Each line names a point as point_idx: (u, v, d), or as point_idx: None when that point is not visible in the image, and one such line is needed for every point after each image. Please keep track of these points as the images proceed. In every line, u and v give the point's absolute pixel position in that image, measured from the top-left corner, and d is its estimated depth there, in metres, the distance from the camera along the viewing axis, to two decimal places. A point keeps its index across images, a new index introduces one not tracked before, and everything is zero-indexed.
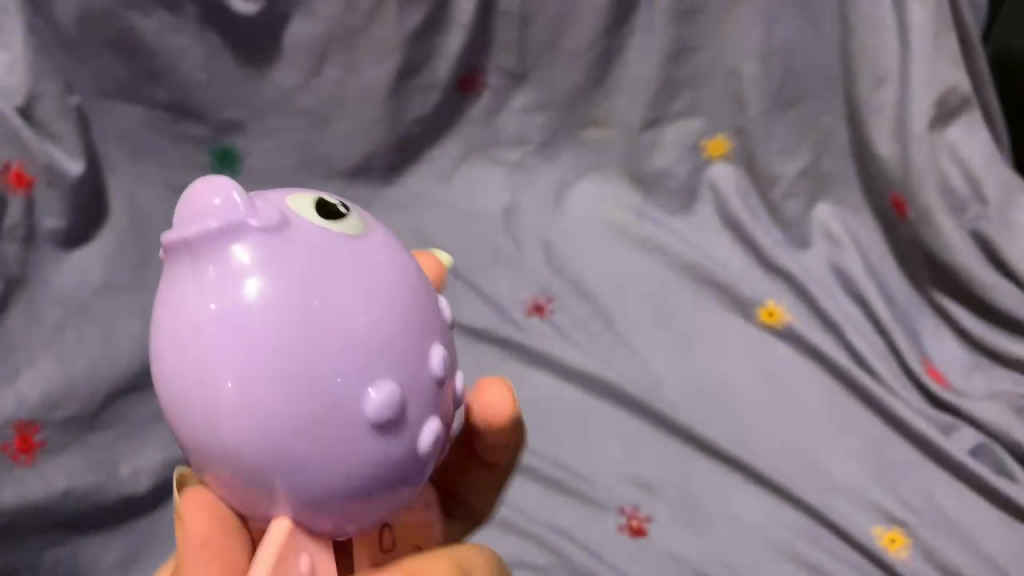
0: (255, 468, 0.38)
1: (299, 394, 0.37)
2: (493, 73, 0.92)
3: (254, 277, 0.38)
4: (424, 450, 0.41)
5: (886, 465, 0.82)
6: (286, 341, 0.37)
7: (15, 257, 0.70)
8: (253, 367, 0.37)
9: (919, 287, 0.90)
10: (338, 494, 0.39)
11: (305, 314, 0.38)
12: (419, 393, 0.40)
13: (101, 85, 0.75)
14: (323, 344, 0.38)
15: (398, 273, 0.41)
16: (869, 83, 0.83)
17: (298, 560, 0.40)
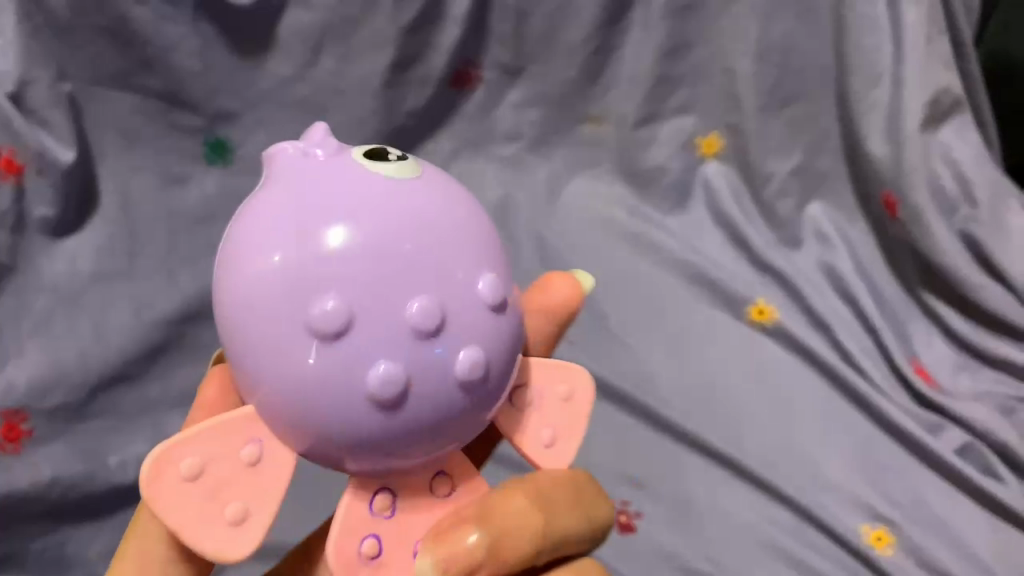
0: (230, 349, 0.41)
1: (260, 286, 0.39)
2: (489, 67, 0.91)
3: (281, 183, 0.42)
4: (372, 390, 0.39)
5: (873, 463, 0.82)
6: (265, 231, 0.40)
7: (4, 243, 0.70)
8: (239, 251, 0.40)
9: (909, 288, 0.90)
10: (281, 401, 0.40)
11: (288, 215, 0.40)
12: (383, 328, 0.39)
13: (95, 72, 0.75)
14: (288, 244, 0.39)
15: (416, 219, 0.40)
16: (863, 82, 0.84)
17: (242, 446, 0.41)
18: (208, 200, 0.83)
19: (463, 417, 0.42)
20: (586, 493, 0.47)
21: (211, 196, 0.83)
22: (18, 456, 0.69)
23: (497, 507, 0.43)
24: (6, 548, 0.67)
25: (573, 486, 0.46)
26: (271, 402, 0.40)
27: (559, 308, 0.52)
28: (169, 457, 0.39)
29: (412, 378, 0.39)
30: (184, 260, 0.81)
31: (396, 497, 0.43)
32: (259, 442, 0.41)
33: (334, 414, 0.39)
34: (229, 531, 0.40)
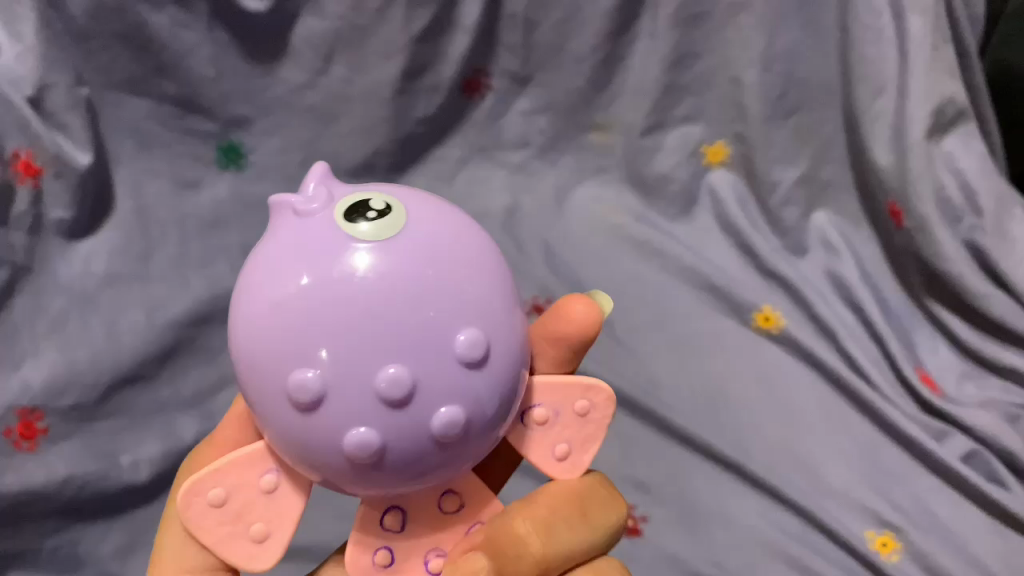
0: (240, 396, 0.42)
1: (247, 352, 0.39)
2: (499, 75, 0.93)
3: (271, 243, 0.41)
4: (348, 454, 0.38)
5: (878, 469, 0.83)
6: (252, 297, 0.40)
7: (21, 244, 0.71)
8: (235, 314, 0.41)
9: (914, 296, 0.91)
10: (280, 451, 0.40)
11: (266, 287, 0.39)
12: (355, 398, 0.38)
13: (111, 77, 0.76)
14: (265, 316, 0.39)
15: (391, 285, 0.38)
16: (867, 93, 0.85)
17: (260, 475, 0.42)
18: (220, 204, 0.85)
19: (455, 466, 0.41)
20: (593, 502, 0.46)
21: (223, 201, 0.85)
22: (34, 453, 0.70)
23: (500, 531, 0.43)
24: (19, 546, 0.68)
25: (581, 502, 0.46)
26: (293, 428, 0.39)
27: (572, 337, 0.47)
28: (197, 487, 0.42)
29: (392, 443, 0.38)
30: (197, 263, 0.82)
31: (406, 515, 0.44)
32: (276, 470, 0.43)
33: (322, 466, 0.39)
34: (251, 548, 0.42)
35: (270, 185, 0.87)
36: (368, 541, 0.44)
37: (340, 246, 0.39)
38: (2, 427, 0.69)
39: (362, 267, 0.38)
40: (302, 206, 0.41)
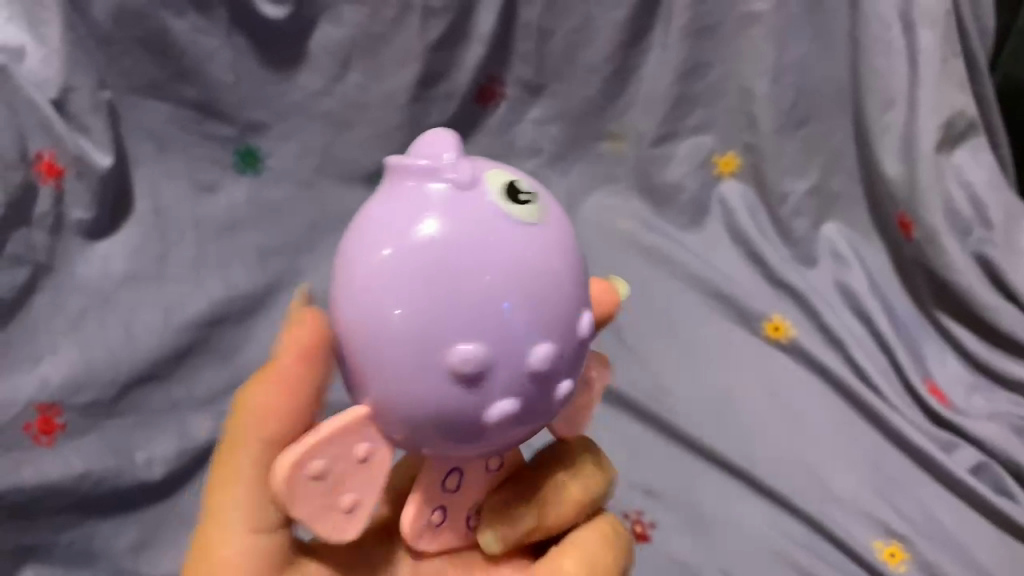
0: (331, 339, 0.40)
1: (371, 299, 0.37)
2: (512, 84, 0.93)
3: (409, 192, 0.39)
4: (491, 428, 0.39)
5: (886, 479, 0.83)
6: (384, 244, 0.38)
7: (42, 243, 0.72)
8: (358, 255, 0.38)
9: (923, 308, 0.91)
10: (402, 423, 0.39)
11: (408, 238, 0.37)
12: (511, 376, 0.38)
13: (133, 81, 0.77)
14: (403, 269, 0.37)
15: (548, 269, 0.39)
16: (877, 105, 0.86)
17: (359, 444, 0.39)
18: (236, 207, 0.86)
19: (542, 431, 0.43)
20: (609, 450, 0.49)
21: (238, 204, 0.86)
22: (52, 448, 0.71)
23: (543, 484, 0.45)
24: (34, 539, 0.69)
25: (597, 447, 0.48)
26: (438, 403, 0.38)
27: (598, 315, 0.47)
28: (300, 462, 0.38)
29: (528, 418, 0.40)
30: (212, 265, 0.83)
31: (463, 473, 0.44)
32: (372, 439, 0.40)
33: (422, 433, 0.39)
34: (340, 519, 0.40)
35: (285, 189, 0.89)
36: (427, 504, 0.43)
37: (489, 218, 0.38)
38: (21, 422, 0.70)
39: (507, 246, 0.38)
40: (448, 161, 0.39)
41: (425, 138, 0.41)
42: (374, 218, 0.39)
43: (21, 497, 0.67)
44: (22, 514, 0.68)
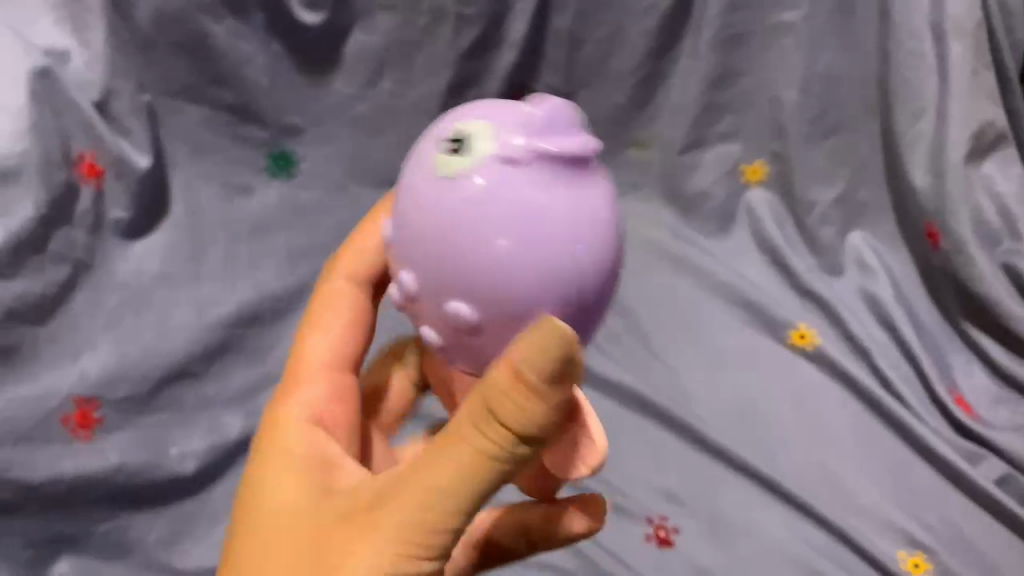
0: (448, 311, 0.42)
1: (515, 281, 0.41)
2: (541, 91, 0.93)
3: (515, 181, 0.41)
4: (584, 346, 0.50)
5: (910, 490, 0.83)
6: (520, 233, 0.40)
7: (82, 241, 0.74)
8: (489, 239, 0.41)
9: (950, 318, 0.91)
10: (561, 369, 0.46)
11: (543, 232, 0.40)
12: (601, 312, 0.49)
13: (172, 84, 0.79)
14: (535, 254, 0.40)
15: None
16: (906, 115, 0.86)
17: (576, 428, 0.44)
18: (269, 209, 0.88)
19: None
20: None
21: (271, 206, 0.88)
22: (90, 442, 0.72)
23: None
24: (71, 529, 0.70)
25: None
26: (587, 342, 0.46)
27: None
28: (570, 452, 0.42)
29: None
30: (245, 266, 0.85)
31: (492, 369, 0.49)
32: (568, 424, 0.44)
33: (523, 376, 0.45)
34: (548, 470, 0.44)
35: (316, 192, 0.90)
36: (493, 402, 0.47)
37: (594, 202, 0.42)
38: (60, 414, 0.71)
39: (604, 218, 0.42)
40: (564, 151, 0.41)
41: (553, 114, 0.42)
42: (563, 199, 0.41)
43: (60, 489, 0.69)
44: (61, 504, 0.70)
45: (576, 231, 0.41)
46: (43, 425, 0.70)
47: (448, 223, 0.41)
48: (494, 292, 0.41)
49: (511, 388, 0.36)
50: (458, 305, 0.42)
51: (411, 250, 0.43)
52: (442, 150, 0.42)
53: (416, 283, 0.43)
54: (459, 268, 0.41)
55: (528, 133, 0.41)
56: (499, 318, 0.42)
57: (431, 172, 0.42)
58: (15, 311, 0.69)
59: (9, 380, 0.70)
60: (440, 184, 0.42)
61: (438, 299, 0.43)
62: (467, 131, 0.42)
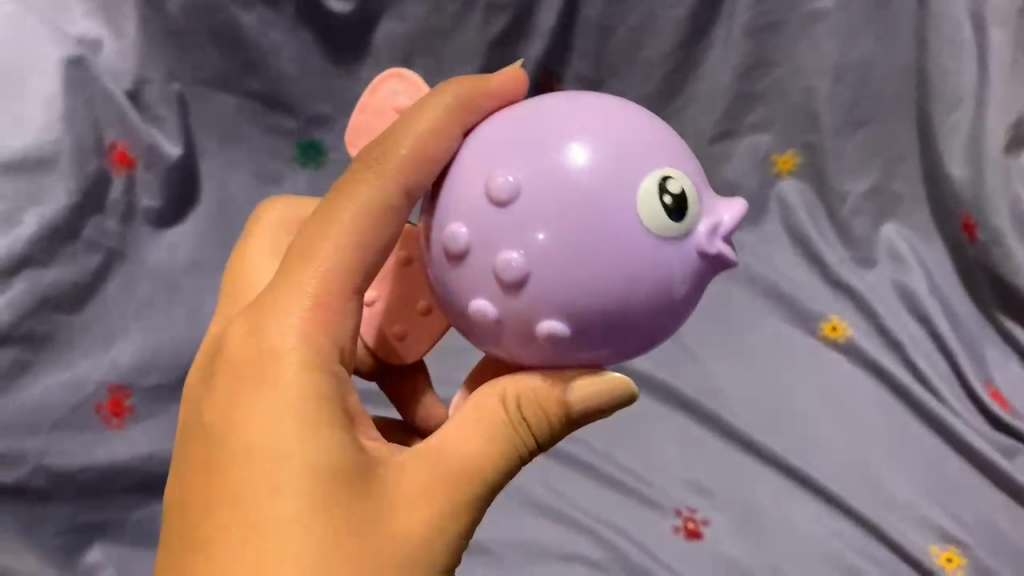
0: (543, 315, 0.42)
1: (618, 334, 0.42)
2: (569, 80, 0.91)
3: (678, 255, 0.42)
4: None
5: (944, 484, 0.82)
6: (657, 296, 0.42)
7: (114, 230, 0.75)
8: (632, 284, 0.41)
9: (986, 312, 0.89)
10: None
11: (671, 310, 0.43)
12: None
13: (203, 73, 0.79)
14: (646, 312, 0.42)
15: None
16: (943, 104, 0.85)
17: None
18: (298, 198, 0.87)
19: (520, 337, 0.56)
20: None
21: (301, 193, 0.87)
22: (123, 431, 0.72)
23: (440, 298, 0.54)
24: (105, 516, 0.70)
25: None
26: None
27: None
28: None
29: None
30: None
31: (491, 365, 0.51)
32: None
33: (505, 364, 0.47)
34: None
35: None
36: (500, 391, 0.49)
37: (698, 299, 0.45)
38: (93, 402, 0.72)
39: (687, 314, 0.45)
40: (731, 257, 0.44)
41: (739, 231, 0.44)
42: (689, 297, 0.44)
43: (90, 478, 0.69)
44: (91, 493, 0.70)
45: (679, 305, 0.43)
46: (76, 415, 0.71)
47: (609, 254, 0.41)
48: (599, 326, 0.42)
49: (552, 401, 0.43)
50: (564, 318, 0.42)
51: (553, 244, 0.41)
52: (654, 179, 0.42)
53: (529, 271, 0.41)
54: (594, 294, 0.41)
55: (721, 233, 0.43)
56: (578, 346, 0.43)
57: (634, 196, 0.41)
58: (48, 298, 0.70)
59: (43, 367, 0.70)
60: (626, 212, 0.41)
61: (540, 298, 0.41)
62: (679, 184, 0.42)
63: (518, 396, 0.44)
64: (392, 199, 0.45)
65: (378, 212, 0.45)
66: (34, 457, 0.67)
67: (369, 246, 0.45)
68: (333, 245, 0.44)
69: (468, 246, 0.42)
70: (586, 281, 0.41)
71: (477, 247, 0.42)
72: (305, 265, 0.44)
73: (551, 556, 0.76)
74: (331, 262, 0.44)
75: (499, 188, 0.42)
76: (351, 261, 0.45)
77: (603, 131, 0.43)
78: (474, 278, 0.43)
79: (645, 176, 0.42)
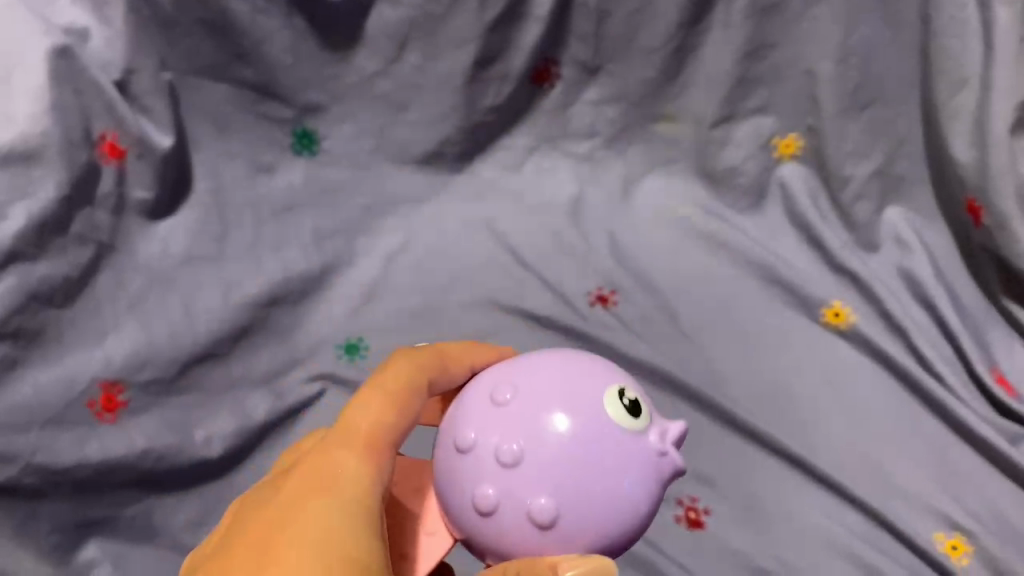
0: (528, 497, 0.53)
1: (586, 515, 0.53)
2: (567, 64, 0.92)
3: (632, 440, 0.55)
4: None
5: (950, 472, 0.81)
6: (612, 495, 0.54)
7: (105, 223, 0.74)
8: (594, 484, 0.53)
9: (990, 295, 0.88)
10: None
11: (626, 490, 0.54)
12: None
13: (196, 63, 0.78)
14: (607, 489, 0.54)
15: None
16: (949, 84, 0.82)
17: None
18: (295, 187, 0.88)
19: None
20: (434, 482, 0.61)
21: (297, 185, 0.88)
22: (116, 425, 0.71)
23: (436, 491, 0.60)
24: (101, 512, 0.69)
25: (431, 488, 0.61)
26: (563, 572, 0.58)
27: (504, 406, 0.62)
28: None
29: None
30: (270, 246, 0.85)
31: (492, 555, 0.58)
32: None
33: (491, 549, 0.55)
34: None
35: (342, 171, 0.91)
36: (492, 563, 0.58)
37: (650, 489, 0.55)
38: (85, 398, 0.71)
39: (643, 501, 0.55)
40: (678, 459, 0.57)
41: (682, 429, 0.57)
42: (637, 479, 0.55)
43: (83, 474, 0.68)
44: (84, 489, 0.69)
45: (630, 492, 0.54)
46: (69, 411, 0.70)
47: (576, 445, 0.54)
48: (570, 499, 0.53)
49: (543, 570, 0.49)
50: (544, 501, 0.53)
51: (539, 440, 0.54)
52: (610, 389, 0.57)
53: (521, 461, 0.54)
54: (571, 478, 0.53)
55: (669, 430, 0.57)
56: (555, 514, 0.53)
57: (599, 405, 0.55)
58: (37, 293, 0.68)
59: (32, 363, 0.69)
60: (598, 424, 0.55)
61: (527, 485, 0.53)
62: (632, 393, 0.57)
63: (517, 566, 0.50)
64: (416, 380, 0.56)
65: (414, 381, 0.56)
66: (26, 455, 0.66)
67: (402, 413, 0.54)
68: (371, 406, 0.53)
69: (474, 443, 0.55)
70: (559, 463, 0.53)
71: (483, 444, 0.55)
72: (348, 416, 0.53)
73: None
74: (374, 416, 0.53)
75: (502, 399, 0.56)
76: (388, 424, 0.53)
77: (570, 363, 0.59)
78: (479, 470, 0.55)
79: (606, 391, 0.56)
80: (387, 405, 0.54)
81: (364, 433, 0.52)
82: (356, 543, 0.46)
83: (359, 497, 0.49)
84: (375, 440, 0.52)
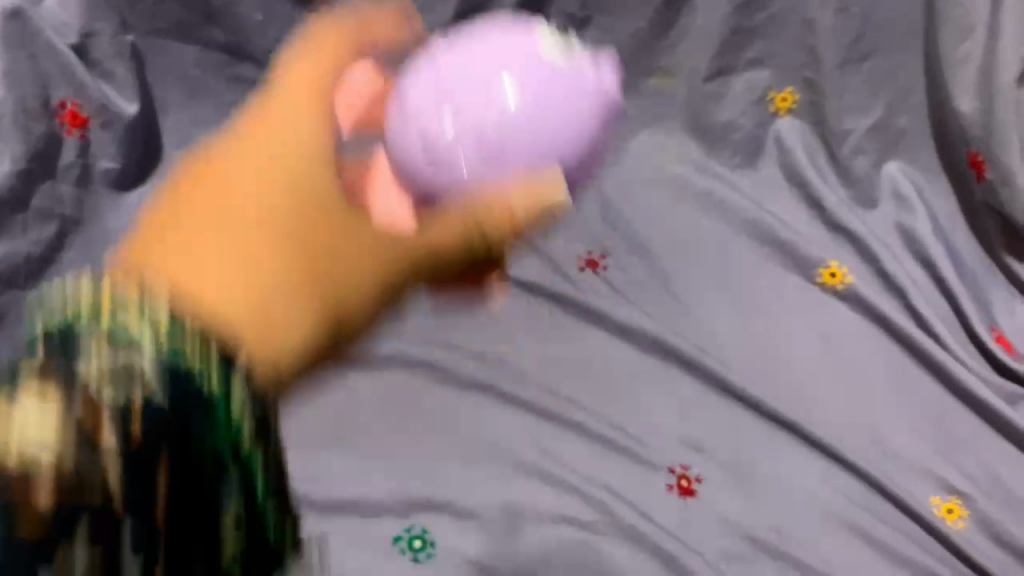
0: (464, 139, 0.48)
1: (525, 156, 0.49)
2: (555, 16, 0.87)
3: (573, 64, 0.50)
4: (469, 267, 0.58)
5: (947, 435, 0.79)
6: (554, 140, 0.49)
7: (69, 196, 0.71)
8: (537, 119, 0.48)
9: (991, 252, 0.86)
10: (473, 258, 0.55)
11: (578, 111, 0.50)
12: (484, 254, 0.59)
13: (156, 23, 0.73)
14: (551, 121, 0.49)
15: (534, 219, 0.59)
16: (954, 33, 0.79)
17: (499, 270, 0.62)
18: None
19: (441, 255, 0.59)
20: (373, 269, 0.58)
21: None
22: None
23: None
24: None
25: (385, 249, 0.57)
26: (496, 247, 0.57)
27: None
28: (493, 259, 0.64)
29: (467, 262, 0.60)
30: None
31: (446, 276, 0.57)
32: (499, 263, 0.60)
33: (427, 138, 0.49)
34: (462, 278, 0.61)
35: None
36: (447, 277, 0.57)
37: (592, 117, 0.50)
38: None
39: (588, 130, 0.50)
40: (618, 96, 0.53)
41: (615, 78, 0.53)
42: (580, 109, 0.50)
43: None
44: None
45: (579, 131, 0.50)
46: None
47: (517, 74, 0.49)
48: (509, 151, 0.48)
49: (498, 214, 0.49)
50: (482, 138, 0.48)
51: (472, 87, 0.49)
52: (544, 29, 0.52)
53: (455, 113, 0.48)
54: (512, 117, 0.48)
55: (605, 66, 0.53)
56: (490, 167, 0.48)
57: (536, 41, 0.50)
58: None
59: None
60: (537, 65, 0.49)
61: (467, 108, 0.48)
62: (567, 38, 0.53)
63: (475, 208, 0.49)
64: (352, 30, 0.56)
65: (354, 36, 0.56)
66: None
67: (345, 51, 0.55)
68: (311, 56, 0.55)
69: (405, 102, 0.49)
70: (499, 113, 0.48)
71: (417, 98, 0.49)
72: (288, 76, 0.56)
73: (541, 516, 0.74)
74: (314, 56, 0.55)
75: (427, 65, 0.50)
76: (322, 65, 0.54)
77: (500, 19, 0.53)
78: (413, 119, 0.49)
79: (541, 30, 0.52)
80: (331, 52, 0.55)
81: (305, 87, 0.54)
82: (297, 165, 0.52)
83: (301, 133, 0.53)
84: (321, 82, 0.54)
